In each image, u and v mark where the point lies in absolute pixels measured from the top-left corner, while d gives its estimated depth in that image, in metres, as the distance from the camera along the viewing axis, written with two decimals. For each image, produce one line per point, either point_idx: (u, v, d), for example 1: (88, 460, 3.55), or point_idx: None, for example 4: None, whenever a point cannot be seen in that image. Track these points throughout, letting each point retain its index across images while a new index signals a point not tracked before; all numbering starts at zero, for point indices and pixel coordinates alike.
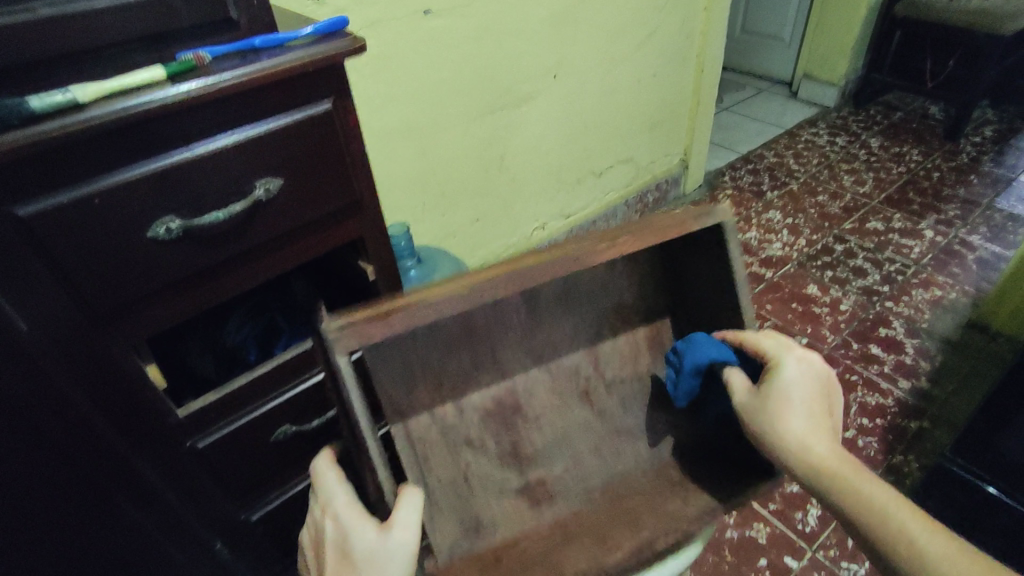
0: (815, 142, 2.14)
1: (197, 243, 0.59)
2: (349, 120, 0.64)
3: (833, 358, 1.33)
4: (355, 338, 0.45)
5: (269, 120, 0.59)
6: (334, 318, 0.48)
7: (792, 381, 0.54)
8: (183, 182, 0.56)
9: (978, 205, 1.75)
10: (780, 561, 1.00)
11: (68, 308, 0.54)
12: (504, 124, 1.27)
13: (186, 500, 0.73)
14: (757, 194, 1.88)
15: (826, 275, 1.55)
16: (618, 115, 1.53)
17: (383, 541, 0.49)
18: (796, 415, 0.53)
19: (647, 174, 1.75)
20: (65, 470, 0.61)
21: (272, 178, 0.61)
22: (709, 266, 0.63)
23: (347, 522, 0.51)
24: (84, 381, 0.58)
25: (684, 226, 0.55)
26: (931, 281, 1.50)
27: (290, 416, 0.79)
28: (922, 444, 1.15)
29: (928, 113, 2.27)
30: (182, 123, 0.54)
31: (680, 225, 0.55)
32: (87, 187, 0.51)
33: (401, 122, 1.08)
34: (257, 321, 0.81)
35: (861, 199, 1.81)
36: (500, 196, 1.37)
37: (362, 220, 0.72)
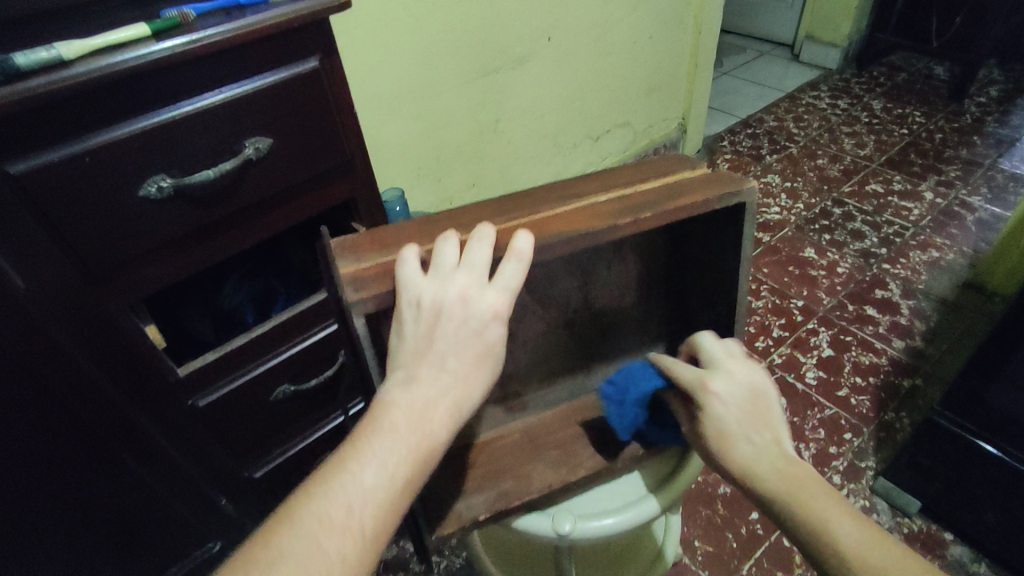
0: (816, 105, 2.11)
1: (188, 201, 0.60)
2: (336, 78, 0.64)
3: (828, 320, 1.34)
4: (372, 304, 0.48)
5: (256, 78, 0.59)
6: (348, 280, 0.49)
7: (717, 416, 0.50)
8: (172, 140, 0.56)
9: (980, 166, 1.73)
10: None
11: (66, 266, 0.55)
12: (499, 88, 1.26)
13: (189, 455, 0.76)
14: (756, 158, 1.86)
15: (824, 238, 1.55)
16: (615, 77, 1.51)
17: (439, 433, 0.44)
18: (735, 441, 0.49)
19: (645, 139, 1.74)
20: (70, 426, 0.63)
21: (262, 137, 0.61)
22: (709, 237, 0.61)
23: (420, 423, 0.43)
24: (85, 339, 0.60)
25: (700, 209, 0.52)
26: (930, 242, 1.50)
27: (288, 376, 0.81)
28: (914, 401, 1.17)
29: (932, 73, 2.23)
30: (169, 80, 0.54)
31: (695, 208, 0.52)
32: (78, 145, 0.51)
33: (394, 87, 1.08)
34: (254, 284, 0.82)
35: (861, 162, 1.80)
36: (495, 161, 1.36)
37: (353, 180, 0.73)
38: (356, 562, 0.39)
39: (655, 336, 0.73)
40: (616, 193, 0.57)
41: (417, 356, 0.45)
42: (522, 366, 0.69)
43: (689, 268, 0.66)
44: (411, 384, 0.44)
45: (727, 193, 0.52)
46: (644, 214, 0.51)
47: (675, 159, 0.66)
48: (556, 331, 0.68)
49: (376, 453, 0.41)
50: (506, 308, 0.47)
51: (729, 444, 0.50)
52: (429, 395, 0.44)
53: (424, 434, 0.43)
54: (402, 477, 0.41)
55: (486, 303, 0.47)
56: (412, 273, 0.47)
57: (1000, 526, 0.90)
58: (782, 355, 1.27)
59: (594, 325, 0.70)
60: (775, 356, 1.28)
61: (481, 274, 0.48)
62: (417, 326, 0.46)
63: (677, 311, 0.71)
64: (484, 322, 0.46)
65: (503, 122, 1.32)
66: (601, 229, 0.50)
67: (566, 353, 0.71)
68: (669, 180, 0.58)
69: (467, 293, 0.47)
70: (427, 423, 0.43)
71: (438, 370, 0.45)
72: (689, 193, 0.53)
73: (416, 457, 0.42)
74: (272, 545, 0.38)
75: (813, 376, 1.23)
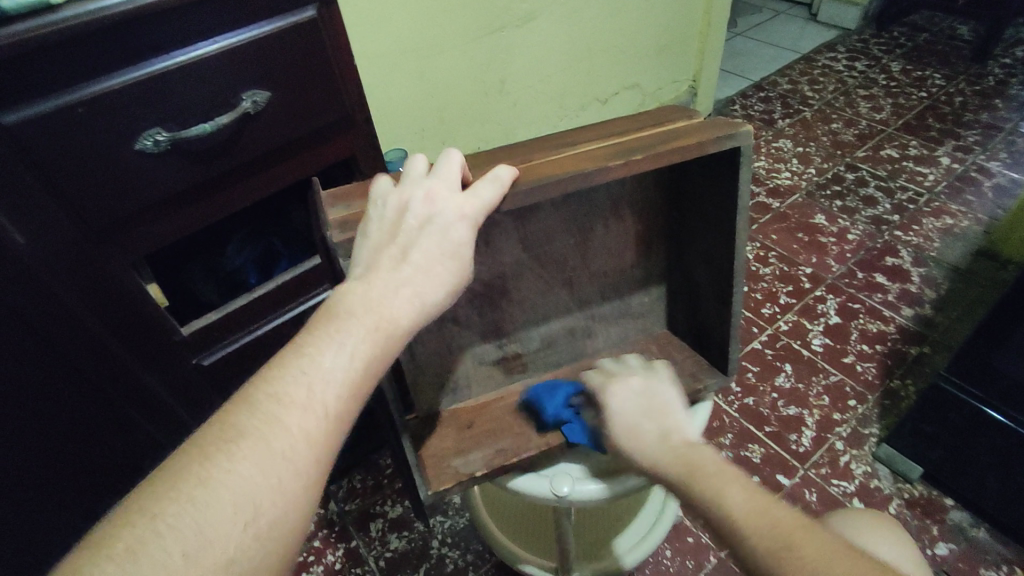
0: (833, 67, 2.04)
1: (186, 156, 0.59)
2: (335, 30, 0.62)
3: (836, 287, 1.32)
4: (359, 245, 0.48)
5: (253, 27, 0.57)
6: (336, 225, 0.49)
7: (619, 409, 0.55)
8: (168, 91, 0.55)
9: (1000, 130, 1.68)
10: (772, 479, 1.03)
11: (65, 221, 0.54)
12: (504, 46, 1.22)
13: (195, 414, 0.76)
14: (768, 122, 1.82)
15: (835, 205, 1.52)
16: (625, 36, 1.47)
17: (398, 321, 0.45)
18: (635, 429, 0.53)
19: (654, 102, 1.70)
20: (76, 384, 0.63)
21: (259, 91, 0.60)
22: (703, 189, 0.59)
23: (383, 310, 0.44)
24: (87, 296, 0.59)
25: (694, 151, 0.50)
26: (944, 209, 1.47)
27: (291, 337, 0.81)
28: (921, 368, 1.16)
29: (955, 33, 2.15)
30: (162, 28, 0.52)
31: (689, 150, 0.50)
32: (71, 95, 0.50)
33: (396, 45, 1.04)
34: (257, 245, 0.82)
35: (877, 126, 1.75)
36: (500, 123, 1.33)
37: (353, 137, 0.71)
38: (318, 439, 0.40)
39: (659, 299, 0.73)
40: (611, 139, 0.56)
41: (379, 252, 0.46)
42: (525, 328, 0.69)
43: (691, 229, 0.64)
44: (370, 276, 0.45)
45: (723, 135, 0.50)
46: (635, 155, 0.49)
47: (673, 109, 0.64)
48: (560, 292, 0.68)
49: (335, 336, 0.42)
50: (474, 213, 0.47)
51: (631, 433, 0.53)
52: (392, 287, 0.45)
53: (382, 320, 0.44)
54: (360, 358, 0.42)
55: (453, 207, 0.48)
56: (384, 184, 0.49)
57: (1001, 491, 0.91)
58: (788, 323, 1.26)
59: (597, 286, 0.69)
60: (781, 323, 1.27)
61: (449, 181, 0.49)
62: (382, 226, 0.47)
63: (681, 274, 0.70)
64: (449, 223, 0.47)
65: (509, 82, 1.28)
66: (592, 170, 0.49)
67: (569, 316, 0.70)
68: (665, 126, 0.57)
69: (434, 197, 0.48)
70: (386, 311, 0.44)
71: (399, 265, 0.45)
72: (684, 136, 0.52)
73: (376, 342, 0.43)
74: (230, 425, 0.39)
75: (819, 343, 1.22)
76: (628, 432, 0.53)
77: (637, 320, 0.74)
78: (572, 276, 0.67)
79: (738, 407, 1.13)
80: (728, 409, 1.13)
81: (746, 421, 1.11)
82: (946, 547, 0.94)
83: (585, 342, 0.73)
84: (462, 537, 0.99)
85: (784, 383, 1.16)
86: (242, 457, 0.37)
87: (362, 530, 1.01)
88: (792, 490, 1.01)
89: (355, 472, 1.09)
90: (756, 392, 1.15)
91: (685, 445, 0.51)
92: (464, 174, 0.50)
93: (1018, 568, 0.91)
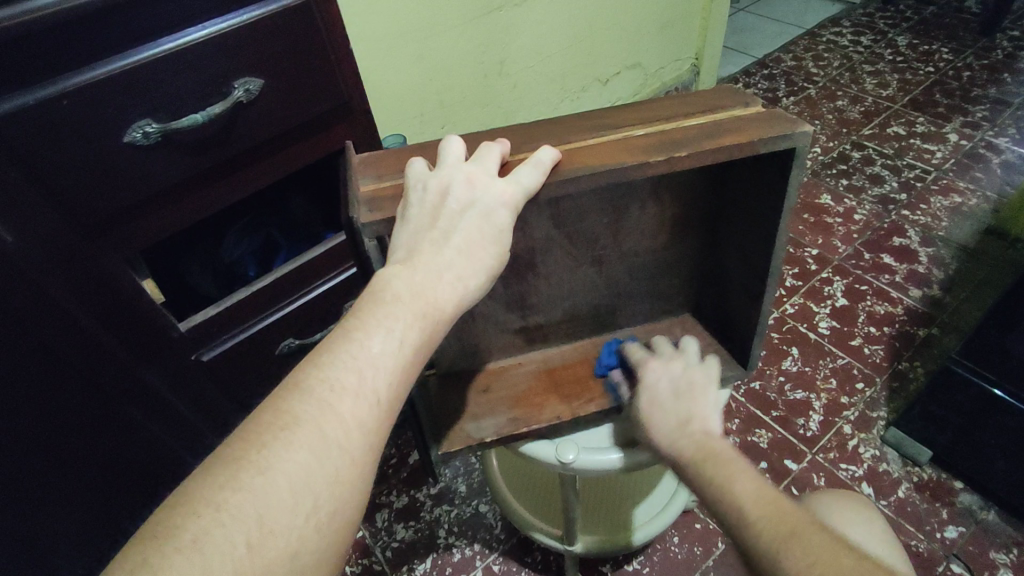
0: (838, 42, 2.00)
1: (178, 148, 0.57)
2: (330, 12, 0.59)
3: (844, 269, 1.30)
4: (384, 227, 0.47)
5: (243, 11, 0.54)
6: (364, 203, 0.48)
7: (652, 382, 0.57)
8: (156, 81, 0.52)
9: (1009, 105, 1.65)
10: (779, 464, 1.02)
11: (53, 218, 0.52)
12: (504, 25, 1.18)
13: (195, 410, 0.75)
14: (772, 100, 1.78)
15: (841, 184, 1.49)
16: (626, 14, 1.43)
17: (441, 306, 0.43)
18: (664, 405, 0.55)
19: (656, 81, 1.66)
20: (73, 383, 0.62)
21: (252, 78, 0.57)
22: (749, 182, 0.57)
23: (430, 295, 0.43)
24: (81, 294, 0.58)
25: (744, 150, 0.49)
26: (952, 187, 1.44)
27: (292, 330, 0.79)
28: (930, 350, 1.15)
29: (962, 5, 2.10)
30: (147, 12, 0.50)
31: (738, 149, 0.49)
32: (54, 86, 0.48)
33: (394, 27, 1.01)
34: (254, 237, 0.79)
35: (883, 103, 1.72)
36: (501, 105, 1.30)
37: (352, 125, 0.69)
38: (372, 427, 0.39)
39: (675, 283, 0.71)
40: (660, 125, 0.54)
41: (420, 236, 0.45)
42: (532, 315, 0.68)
43: (729, 217, 0.62)
44: (414, 261, 0.44)
45: (776, 136, 0.48)
46: (680, 152, 0.48)
47: (726, 91, 0.61)
48: (571, 279, 0.66)
49: (381, 319, 0.41)
50: (515, 199, 0.46)
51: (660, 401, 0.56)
52: (436, 271, 0.43)
53: (427, 305, 0.42)
54: (409, 342, 0.41)
55: (492, 191, 0.46)
56: (420, 168, 0.48)
57: (1011, 473, 0.90)
58: (795, 305, 1.25)
59: (608, 278, 0.68)
60: (788, 305, 1.25)
61: (491, 168, 0.48)
62: (422, 209, 0.46)
63: (704, 258, 0.68)
64: (491, 208, 0.46)
65: (509, 63, 1.25)
66: (633, 166, 0.48)
67: (579, 304, 0.69)
68: (715, 114, 0.54)
69: (474, 182, 0.47)
70: (431, 292, 0.43)
71: (441, 247, 0.44)
72: (736, 132, 0.50)
73: (423, 324, 0.42)
74: (285, 411, 0.38)
75: (826, 325, 1.21)
76: (655, 408, 0.55)
77: (646, 307, 0.73)
78: (590, 259, 0.65)
79: (745, 392, 1.12)
80: (736, 394, 1.12)
81: (753, 405, 1.10)
82: (956, 530, 0.93)
83: (592, 328, 0.73)
84: (469, 526, 0.99)
85: (792, 366, 1.15)
86: (292, 437, 0.36)
87: (368, 520, 1.01)
88: (800, 474, 1.00)
89: None
90: (764, 376, 1.14)
91: (704, 435, 0.52)
92: (501, 162, 0.50)
93: None
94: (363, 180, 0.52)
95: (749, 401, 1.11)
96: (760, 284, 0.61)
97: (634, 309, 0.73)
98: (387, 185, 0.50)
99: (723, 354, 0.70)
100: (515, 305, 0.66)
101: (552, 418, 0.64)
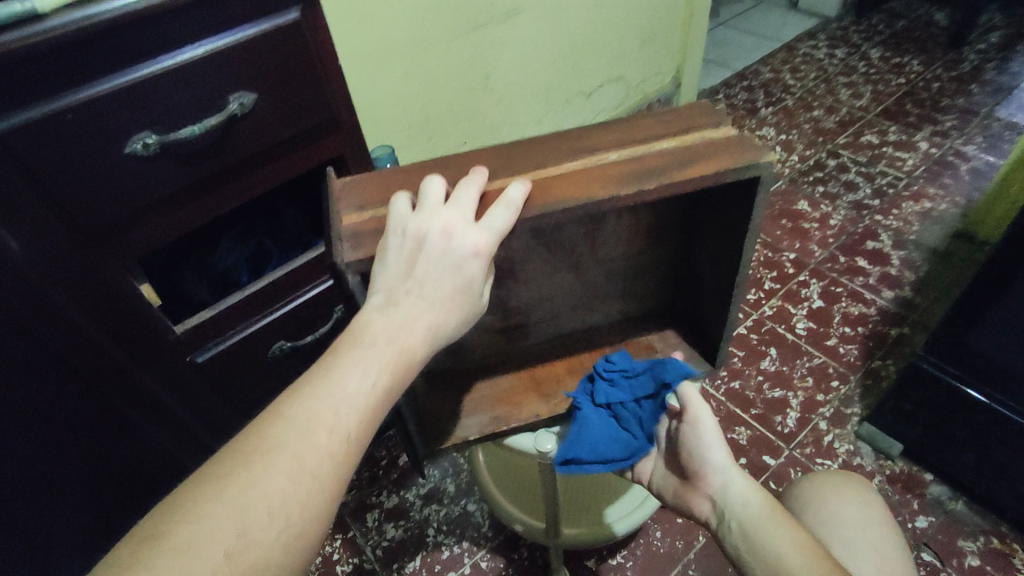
0: (814, 55, 2.06)
1: (176, 158, 0.60)
2: (319, 30, 0.63)
3: (819, 272, 1.35)
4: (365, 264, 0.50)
5: (237, 31, 0.58)
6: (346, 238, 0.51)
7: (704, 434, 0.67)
8: (156, 96, 0.56)
9: (976, 114, 1.71)
10: (758, 460, 1.06)
11: (58, 224, 0.56)
12: (489, 41, 1.23)
13: (190, 410, 0.78)
14: (751, 111, 1.84)
15: (817, 191, 1.54)
16: (607, 29, 1.48)
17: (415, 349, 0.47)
18: (711, 453, 0.66)
19: (638, 93, 1.72)
20: (73, 383, 0.64)
21: (246, 93, 0.61)
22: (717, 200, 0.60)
23: (405, 340, 0.46)
24: (82, 297, 0.61)
25: (710, 180, 0.52)
26: (922, 193, 1.50)
27: (284, 333, 0.82)
28: (901, 349, 1.19)
29: (932, 20, 2.18)
30: (146, 33, 0.53)
31: (703, 181, 0.52)
32: (59, 102, 0.51)
33: (381, 44, 1.05)
34: (247, 245, 0.82)
35: (857, 113, 1.78)
36: (487, 118, 1.34)
37: (341, 136, 0.73)
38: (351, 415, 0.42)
39: (651, 284, 0.75)
40: (632, 148, 0.57)
41: (397, 282, 0.47)
42: (513, 315, 0.72)
43: (699, 226, 0.65)
44: (392, 306, 0.47)
45: (740, 166, 0.52)
46: (648, 185, 0.51)
47: (699, 105, 0.64)
48: (553, 281, 0.69)
49: (359, 361, 0.45)
50: (488, 247, 0.49)
51: (706, 451, 0.66)
52: (412, 317, 0.47)
53: (403, 348, 0.46)
54: (385, 380, 0.45)
55: (466, 235, 0.49)
56: (402, 209, 0.50)
57: (977, 464, 0.94)
58: (773, 308, 1.29)
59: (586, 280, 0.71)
60: (766, 308, 1.29)
61: (467, 213, 0.50)
62: (402, 252, 0.48)
63: (678, 261, 0.71)
64: (465, 256, 0.48)
65: (494, 77, 1.29)
66: (604, 199, 0.51)
67: (558, 304, 0.73)
68: (684, 137, 0.57)
69: (450, 228, 0.49)
70: (408, 336, 0.46)
71: (417, 292, 0.47)
72: (703, 161, 0.53)
73: (399, 366, 0.46)
74: (267, 438, 0.41)
75: (803, 326, 1.25)
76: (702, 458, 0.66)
77: (622, 306, 0.77)
78: (569, 264, 0.68)
79: (725, 391, 1.16)
80: (716, 393, 1.16)
81: (732, 404, 1.14)
82: (925, 520, 0.97)
83: (571, 327, 0.76)
84: (457, 524, 1.02)
85: (770, 366, 1.19)
86: None
87: (359, 521, 1.03)
88: (777, 469, 1.04)
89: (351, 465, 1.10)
90: (743, 375, 1.18)
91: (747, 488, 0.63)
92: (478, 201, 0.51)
93: (993, 537, 0.95)
94: (346, 209, 0.55)
95: (728, 400, 1.15)
96: (729, 293, 0.64)
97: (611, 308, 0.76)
98: (367, 217, 0.53)
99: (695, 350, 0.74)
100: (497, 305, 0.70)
101: (531, 416, 0.68)
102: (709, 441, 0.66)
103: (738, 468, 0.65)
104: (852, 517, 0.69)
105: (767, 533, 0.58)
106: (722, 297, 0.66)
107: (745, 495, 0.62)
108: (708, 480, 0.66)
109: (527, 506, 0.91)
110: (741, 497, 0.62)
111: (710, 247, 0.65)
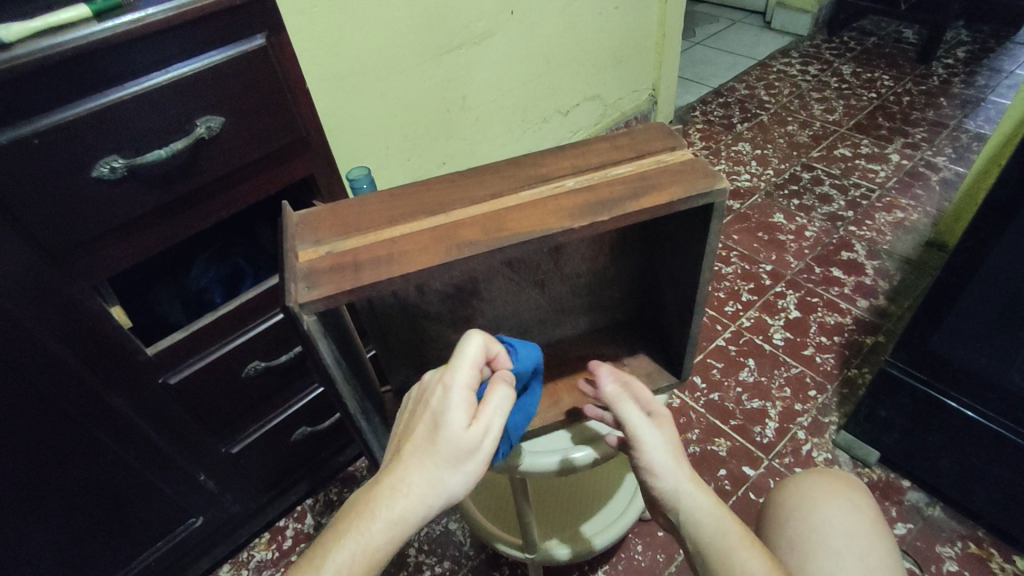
0: (788, 71, 2.12)
1: (143, 181, 0.61)
2: (285, 55, 0.65)
3: (796, 283, 1.37)
4: (321, 303, 0.49)
5: (203, 56, 0.60)
6: (301, 280, 0.51)
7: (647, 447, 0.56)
8: (122, 121, 0.57)
9: (945, 126, 1.76)
10: (738, 470, 1.06)
11: (23, 248, 0.56)
12: (465, 63, 1.26)
13: (163, 432, 0.78)
14: (727, 126, 1.88)
15: (792, 203, 1.57)
16: (581, 50, 1.52)
17: (392, 533, 0.48)
18: (658, 472, 0.56)
19: (616, 111, 1.75)
20: (41, 405, 0.65)
21: (213, 117, 0.62)
22: (676, 222, 0.62)
23: (385, 525, 0.48)
24: (49, 319, 0.61)
25: (661, 210, 0.53)
26: (895, 204, 1.53)
27: (258, 353, 0.82)
28: (877, 357, 1.20)
29: (901, 36, 2.24)
30: (112, 61, 0.54)
31: (657, 209, 0.53)
32: (24, 128, 0.52)
33: (357, 67, 1.07)
34: (221, 265, 0.83)
35: (830, 127, 1.82)
36: (465, 138, 1.37)
37: (311, 156, 0.74)
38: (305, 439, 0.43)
39: (617, 296, 0.76)
40: (589, 175, 0.59)
41: (396, 473, 0.49)
42: (483, 329, 0.73)
43: (661, 242, 0.67)
44: (397, 500, 0.48)
45: (693, 194, 0.53)
46: (601, 217, 0.52)
47: (657, 127, 0.66)
48: (520, 295, 0.71)
49: (348, 545, 0.47)
50: (484, 446, 0.50)
51: (654, 469, 0.56)
52: (396, 508, 0.48)
53: (380, 538, 0.48)
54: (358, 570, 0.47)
55: (474, 444, 0.49)
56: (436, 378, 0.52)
57: (952, 469, 0.94)
58: (750, 319, 1.31)
59: (553, 295, 0.72)
60: (743, 319, 1.31)
61: (469, 425, 0.50)
62: (426, 427, 0.51)
63: (642, 273, 0.73)
64: (459, 445, 0.49)
65: (470, 97, 1.32)
66: (558, 232, 0.52)
67: (528, 317, 0.74)
68: (640, 164, 0.59)
69: (448, 450, 0.49)
70: (393, 522, 0.48)
71: (425, 488, 0.48)
72: (656, 191, 0.54)
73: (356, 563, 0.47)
74: None
75: (780, 336, 1.26)
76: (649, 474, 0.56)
77: (591, 319, 0.78)
78: (536, 280, 0.69)
79: (704, 403, 1.17)
80: (695, 405, 1.16)
81: (712, 415, 1.14)
82: (903, 527, 0.98)
83: (541, 340, 0.78)
84: (438, 544, 1.01)
85: (748, 377, 1.20)
86: None
87: None
88: (757, 479, 1.04)
89: (331, 485, 1.12)
90: (721, 387, 1.19)
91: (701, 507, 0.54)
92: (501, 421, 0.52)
93: (971, 542, 0.95)
94: (302, 245, 0.56)
95: (707, 411, 1.16)
96: (690, 310, 0.65)
97: (579, 321, 0.78)
98: (321, 253, 0.54)
99: (663, 362, 0.75)
100: (466, 320, 0.71)
101: None
102: (661, 463, 0.56)
103: (692, 481, 0.55)
104: (842, 526, 0.64)
105: (729, 566, 0.50)
106: (683, 310, 0.67)
107: (703, 517, 0.53)
108: (663, 504, 0.55)
109: (507, 524, 0.92)
110: (695, 516, 0.53)
111: (669, 261, 0.66)
